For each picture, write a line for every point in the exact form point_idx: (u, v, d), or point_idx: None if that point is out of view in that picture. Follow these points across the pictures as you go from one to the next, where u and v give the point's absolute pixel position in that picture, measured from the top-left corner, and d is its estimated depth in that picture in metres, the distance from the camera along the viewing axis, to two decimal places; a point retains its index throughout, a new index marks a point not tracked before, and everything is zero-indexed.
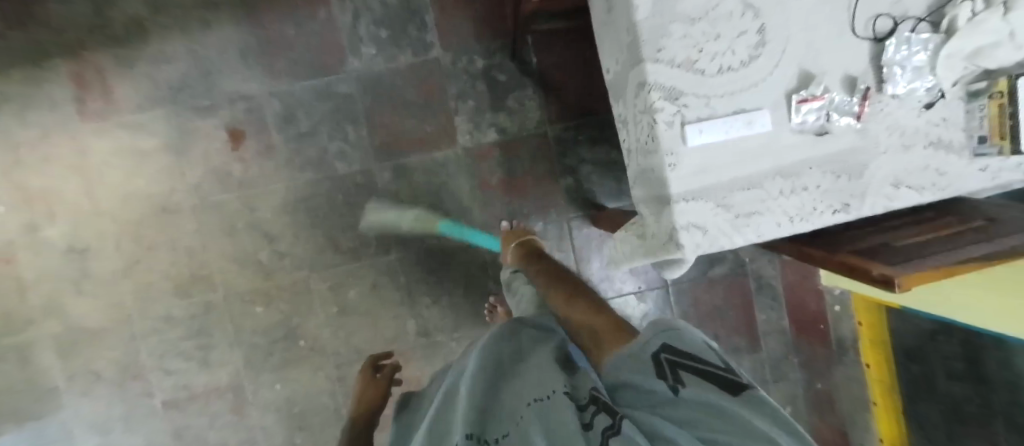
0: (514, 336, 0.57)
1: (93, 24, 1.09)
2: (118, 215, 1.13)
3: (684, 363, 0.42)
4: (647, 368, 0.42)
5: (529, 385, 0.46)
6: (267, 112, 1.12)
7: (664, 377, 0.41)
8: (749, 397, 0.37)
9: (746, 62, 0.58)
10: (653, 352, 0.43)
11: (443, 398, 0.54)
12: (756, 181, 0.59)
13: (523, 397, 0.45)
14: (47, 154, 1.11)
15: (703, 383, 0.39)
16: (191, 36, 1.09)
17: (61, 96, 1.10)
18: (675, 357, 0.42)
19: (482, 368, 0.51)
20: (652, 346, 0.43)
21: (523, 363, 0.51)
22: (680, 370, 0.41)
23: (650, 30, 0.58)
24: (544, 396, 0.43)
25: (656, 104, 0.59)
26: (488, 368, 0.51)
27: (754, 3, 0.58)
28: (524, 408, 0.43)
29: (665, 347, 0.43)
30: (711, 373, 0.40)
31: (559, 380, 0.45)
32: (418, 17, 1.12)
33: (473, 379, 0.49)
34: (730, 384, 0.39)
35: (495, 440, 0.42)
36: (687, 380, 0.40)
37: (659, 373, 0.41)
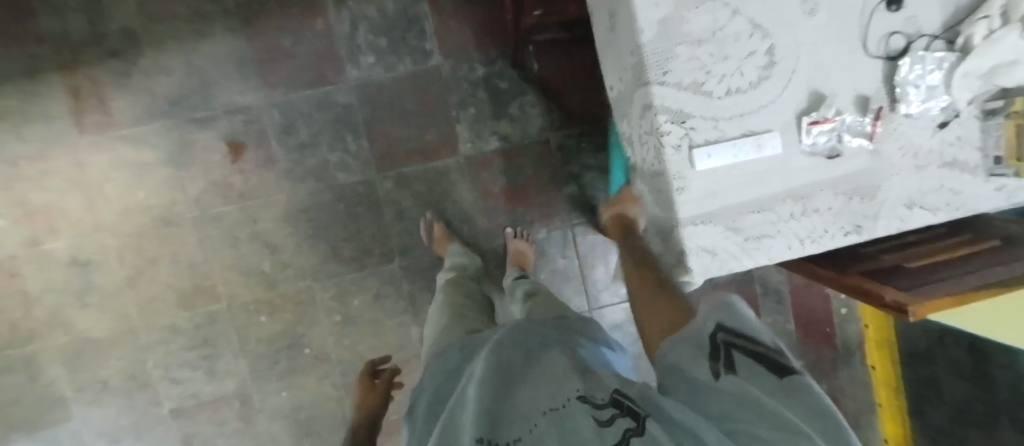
0: (529, 341, 0.57)
1: (88, 37, 1.07)
2: (119, 227, 1.12)
3: (736, 345, 0.42)
4: (697, 347, 0.42)
5: (543, 390, 0.46)
6: (266, 122, 1.11)
7: (715, 357, 0.41)
8: (794, 390, 0.37)
9: (756, 83, 0.57)
10: (708, 333, 0.43)
11: (452, 401, 0.52)
12: (767, 204, 0.59)
13: (538, 401, 0.45)
14: (45, 168, 1.10)
15: (753, 364, 0.40)
16: (188, 48, 1.08)
17: (57, 109, 1.09)
18: (728, 339, 0.42)
19: (493, 373, 0.50)
20: (709, 325, 0.44)
21: (536, 365, 0.52)
22: (731, 352, 0.41)
23: (656, 52, 0.57)
24: (560, 404, 0.43)
25: (663, 128, 0.58)
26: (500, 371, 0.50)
27: (762, 24, 0.56)
28: (538, 416, 0.42)
29: (719, 328, 0.43)
30: (764, 358, 0.40)
31: (573, 385, 0.45)
32: (417, 25, 1.10)
33: (477, 377, 0.50)
34: (779, 371, 0.39)
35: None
36: (740, 362, 0.40)
37: (711, 352, 0.42)
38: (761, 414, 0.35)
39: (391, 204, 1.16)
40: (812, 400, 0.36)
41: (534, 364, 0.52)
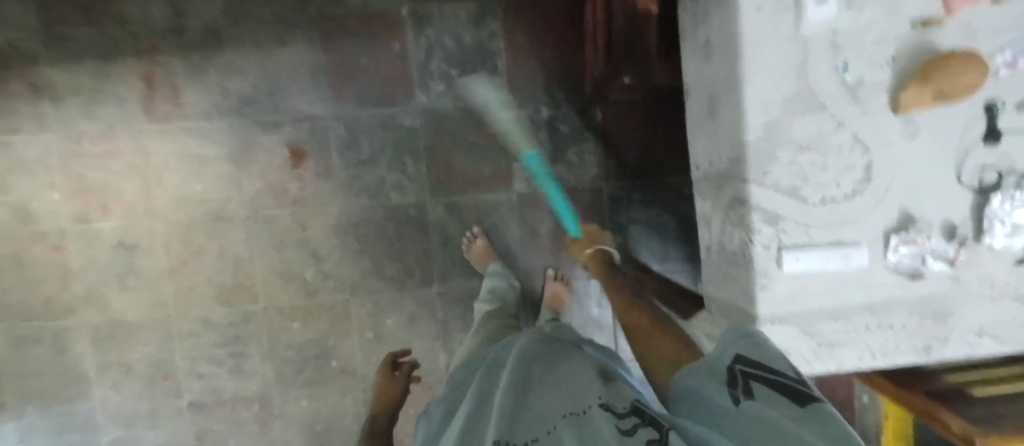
0: (553, 347, 0.59)
1: (169, 28, 1.08)
2: (171, 217, 1.14)
3: (757, 375, 0.46)
4: (717, 375, 0.47)
5: (563, 392, 0.49)
6: (330, 135, 1.12)
7: (734, 384, 0.45)
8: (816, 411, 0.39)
9: (849, 195, 0.59)
10: (728, 365, 0.48)
11: (479, 396, 0.55)
12: (845, 313, 0.61)
13: (558, 405, 0.47)
14: (107, 149, 1.11)
15: (770, 389, 0.43)
16: (266, 52, 1.09)
17: (129, 94, 1.10)
18: (747, 368, 0.46)
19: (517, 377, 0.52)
20: (730, 359, 0.48)
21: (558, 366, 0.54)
22: (750, 381, 0.45)
23: (759, 154, 0.59)
24: (581, 409, 0.45)
25: (755, 226, 0.60)
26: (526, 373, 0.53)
27: (865, 139, 0.58)
28: (559, 418, 0.45)
29: (741, 361, 0.47)
30: (780, 384, 0.43)
31: (594, 391, 0.48)
32: (490, 61, 1.11)
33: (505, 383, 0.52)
34: (802, 398, 0.41)
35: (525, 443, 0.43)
36: (760, 389, 0.43)
37: (732, 381, 0.46)
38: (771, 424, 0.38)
39: (439, 230, 1.17)
40: (827, 420, 0.38)
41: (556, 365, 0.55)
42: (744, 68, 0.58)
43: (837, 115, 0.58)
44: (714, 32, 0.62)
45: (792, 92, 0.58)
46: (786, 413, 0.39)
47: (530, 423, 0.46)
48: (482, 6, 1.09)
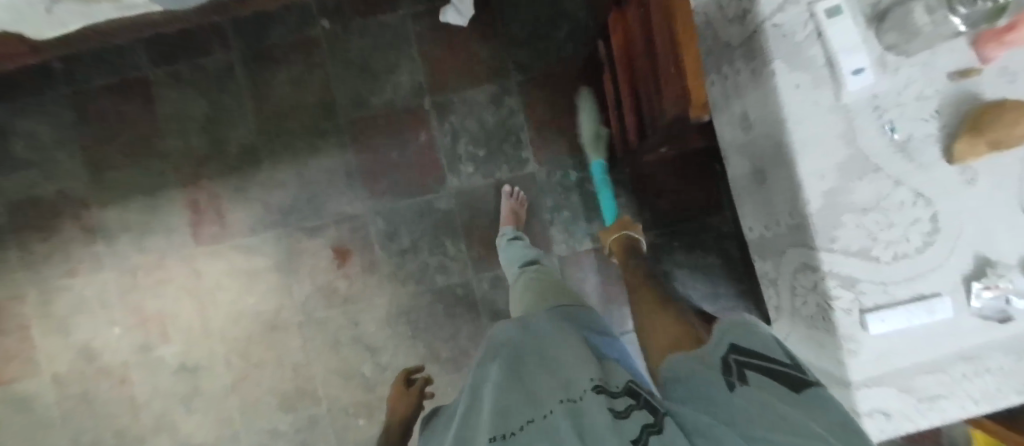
0: (541, 335, 0.60)
1: (209, 154, 1.14)
2: (228, 333, 1.16)
3: (751, 362, 0.48)
4: (714, 367, 0.49)
5: (558, 377, 0.50)
6: (370, 230, 1.15)
7: (729, 373, 0.48)
8: (810, 396, 0.44)
9: (920, 248, 0.59)
10: (723, 355, 0.50)
11: (471, 385, 0.58)
12: (939, 365, 0.60)
13: (550, 391, 0.49)
14: (160, 278, 1.14)
15: (768, 381, 0.46)
16: (301, 162, 1.14)
17: (177, 221, 1.14)
18: (742, 358, 0.49)
19: (500, 368, 0.54)
20: (722, 349, 0.51)
21: (540, 357, 0.56)
22: (745, 370, 0.48)
23: (823, 221, 0.59)
24: (576, 396, 0.47)
25: (832, 292, 0.60)
26: (505, 367, 0.55)
27: (925, 192, 0.59)
28: (553, 404, 0.46)
29: (733, 348, 0.50)
30: (777, 372, 0.47)
31: (587, 374, 0.49)
32: (513, 136, 1.14)
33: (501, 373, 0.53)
34: (798, 385, 0.45)
35: (520, 429, 0.46)
36: (754, 377, 0.47)
37: (726, 372, 0.48)
38: (783, 421, 0.41)
39: (488, 306, 1.16)
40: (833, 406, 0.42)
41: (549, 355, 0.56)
42: (792, 140, 0.60)
43: (893, 173, 0.59)
44: (751, 106, 0.65)
45: (845, 158, 0.59)
46: (796, 402, 0.43)
47: (519, 410, 0.48)
48: (499, 85, 1.14)
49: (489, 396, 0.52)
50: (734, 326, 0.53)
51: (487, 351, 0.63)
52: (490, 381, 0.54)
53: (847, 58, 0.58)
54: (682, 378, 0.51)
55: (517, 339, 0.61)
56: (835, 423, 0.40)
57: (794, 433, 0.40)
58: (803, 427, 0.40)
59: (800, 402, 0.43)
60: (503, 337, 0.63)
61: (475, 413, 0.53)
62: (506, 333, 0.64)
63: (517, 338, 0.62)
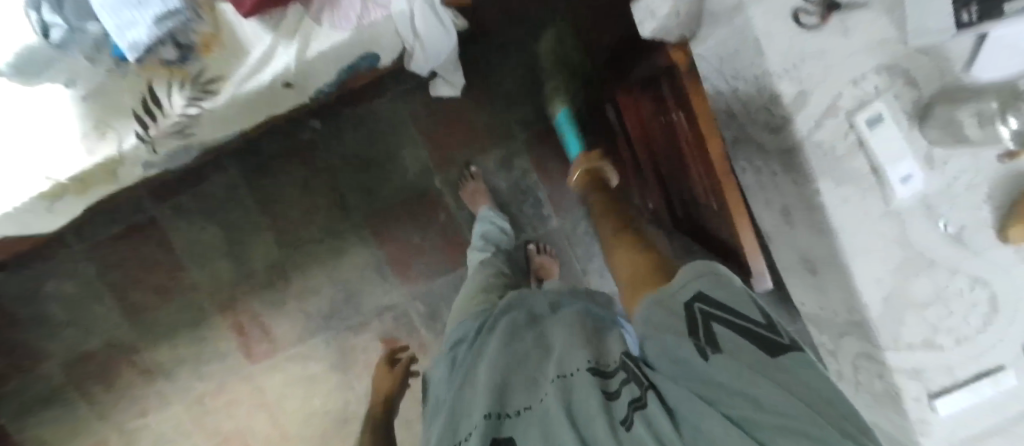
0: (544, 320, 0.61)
1: (237, 277, 1.13)
2: (303, 436, 1.20)
3: (719, 315, 0.43)
4: (675, 320, 0.44)
5: (551, 358, 0.49)
6: (412, 314, 1.16)
7: (697, 332, 0.42)
8: (789, 364, 0.38)
9: (982, 328, 0.60)
10: (688, 303, 0.44)
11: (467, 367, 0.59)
12: (1008, 427, 0.63)
13: (545, 370, 0.48)
14: (228, 399, 1.19)
15: (740, 340, 0.41)
16: (328, 265, 1.14)
17: (227, 346, 1.16)
18: (709, 309, 0.43)
19: (497, 351, 0.55)
20: (688, 297, 0.44)
21: (535, 343, 0.55)
22: (714, 325, 0.42)
23: (885, 321, 0.60)
24: (568, 372, 0.45)
25: (902, 384, 0.61)
26: (503, 352, 0.55)
27: (981, 276, 0.59)
28: (547, 386, 0.45)
29: (698, 298, 0.44)
30: (753, 333, 0.41)
31: (580, 354, 0.47)
32: (531, 196, 1.13)
33: (496, 357, 0.54)
34: (770, 347, 0.40)
35: (516, 413, 0.45)
36: (722, 331, 0.41)
37: (694, 328, 0.43)
38: (765, 386, 0.36)
39: None
40: (822, 383, 0.37)
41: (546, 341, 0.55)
42: (847, 252, 0.59)
43: (949, 264, 0.59)
44: (793, 209, 0.64)
45: (900, 259, 0.59)
46: (774, 369, 0.38)
47: (511, 396, 0.48)
48: (505, 148, 1.11)
49: (484, 374, 0.52)
50: (705, 272, 0.46)
51: (487, 333, 0.64)
52: (487, 361, 0.54)
53: (894, 167, 0.56)
54: (647, 330, 0.45)
55: (521, 326, 0.61)
56: (812, 389, 0.37)
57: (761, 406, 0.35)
58: (775, 401, 0.35)
59: (779, 367, 0.38)
60: (509, 321, 0.63)
61: (470, 390, 0.52)
62: (508, 318, 0.65)
63: (519, 327, 0.61)
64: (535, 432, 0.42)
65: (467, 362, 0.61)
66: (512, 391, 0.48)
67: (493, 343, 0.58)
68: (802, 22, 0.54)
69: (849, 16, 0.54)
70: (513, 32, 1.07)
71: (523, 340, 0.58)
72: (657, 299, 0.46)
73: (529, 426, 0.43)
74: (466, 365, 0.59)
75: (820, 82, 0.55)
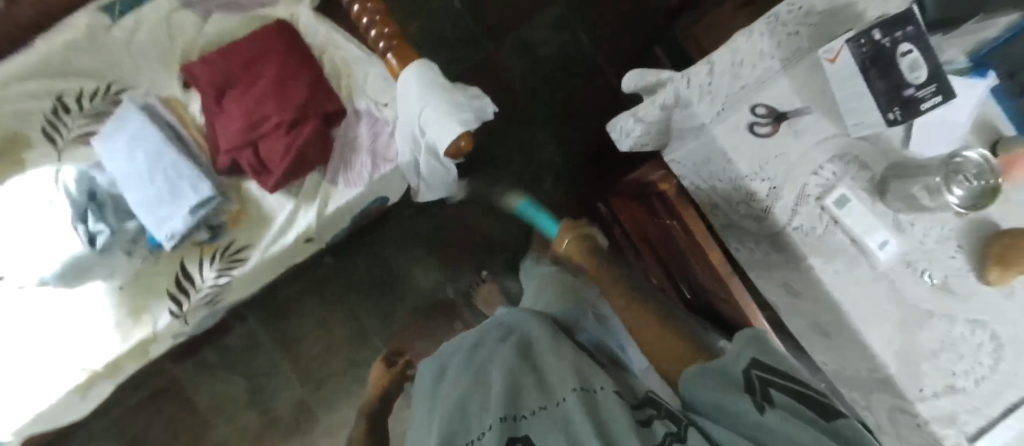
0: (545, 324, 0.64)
1: (262, 427, 1.12)
2: None
3: (773, 378, 0.54)
4: (736, 378, 0.55)
5: (565, 367, 0.54)
6: None
7: (757, 392, 0.53)
8: (841, 429, 0.49)
9: (994, 366, 0.65)
10: (744, 368, 0.56)
11: (473, 352, 0.61)
12: None
13: (561, 381, 0.52)
14: None
15: (792, 403, 0.52)
16: (353, 397, 1.14)
17: None
18: (763, 372, 0.55)
19: (513, 350, 0.58)
20: (744, 363, 0.57)
21: (547, 351, 0.57)
22: (771, 387, 0.53)
23: (906, 375, 0.64)
24: (593, 388, 0.51)
25: (942, 434, 0.63)
26: (514, 352, 0.58)
27: (977, 318, 0.65)
28: (569, 392, 0.50)
29: (756, 364, 0.56)
30: (804, 399, 0.53)
31: (602, 377, 0.53)
32: None
33: (512, 356, 0.57)
34: (826, 412, 0.51)
35: (531, 412, 0.49)
36: (778, 394, 0.53)
37: (752, 388, 0.54)
38: (815, 434, 0.47)
39: None
40: (860, 441, 0.49)
41: (558, 348, 0.58)
42: (852, 315, 0.64)
43: (946, 312, 0.65)
44: (793, 284, 0.69)
45: (901, 314, 0.64)
46: (825, 429, 0.49)
47: (524, 398, 0.51)
48: (507, 252, 1.18)
49: (499, 373, 0.55)
50: (756, 345, 0.58)
51: (489, 331, 0.66)
52: (499, 358, 0.57)
53: (870, 236, 0.63)
54: (704, 383, 0.56)
55: (529, 326, 0.64)
56: None
57: None
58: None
59: (829, 430, 0.49)
60: (515, 320, 0.66)
61: (479, 384, 0.55)
62: (515, 313, 0.68)
63: (529, 325, 0.64)
64: (560, 436, 0.46)
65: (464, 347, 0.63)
66: (523, 393, 0.52)
67: (500, 343, 0.61)
68: (757, 131, 0.64)
69: (795, 120, 0.64)
70: (500, 149, 1.16)
71: (532, 345, 0.60)
72: (716, 363, 0.58)
73: (549, 427, 0.48)
74: (468, 351, 0.62)
75: (786, 175, 0.64)
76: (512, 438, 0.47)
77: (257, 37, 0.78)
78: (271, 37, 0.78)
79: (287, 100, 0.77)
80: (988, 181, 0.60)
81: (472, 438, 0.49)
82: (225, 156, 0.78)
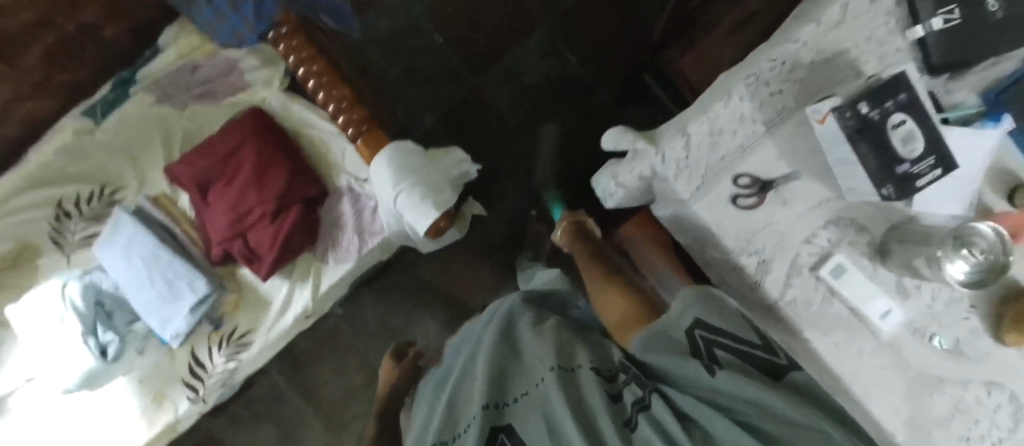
0: (534, 313, 0.72)
1: None
2: None
3: (719, 336, 0.54)
4: (682, 341, 0.56)
5: (544, 353, 0.60)
6: None
7: (701, 354, 0.53)
8: (791, 383, 0.50)
9: (1013, 427, 0.61)
10: (690, 328, 0.56)
11: (472, 348, 0.70)
12: None
13: (541, 364, 0.59)
14: None
15: (740, 361, 0.52)
16: None
17: None
18: (708, 331, 0.55)
19: (498, 341, 0.66)
20: (689, 322, 0.56)
21: (534, 340, 0.64)
22: (715, 347, 0.54)
23: (917, 445, 0.62)
24: (570, 368, 0.57)
25: None
26: (502, 347, 0.65)
27: (994, 380, 0.61)
28: (546, 373, 0.56)
29: (698, 323, 0.56)
30: (753, 355, 0.53)
31: (583, 356, 0.59)
32: None
33: (497, 346, 0.65)
34: (773, 370, 0.51)
35: (516, 399, 0.57)
36: (724, 356, 0.53)
37: (696, 348, 0.54)
38: (765, 392, 0.47)
39: None
40: (810, 389, 0.49)
41: (544, 332, 0.65)
42: (855, 387, 0.62)
43: (959, 378, 0.61)
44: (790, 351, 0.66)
45: (909, 383, 0.60)
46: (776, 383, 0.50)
47: (509, 387, 0.59)
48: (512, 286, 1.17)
49: (488, 365, 0.62)
50: (701, 296, 0.58)
51: (487, 322, 0.74)
52: (486, 349, 0.65)
53: (871, 307, 0.59)
54: (653, 348, 0.56)
55: (519, 318, 0.71)
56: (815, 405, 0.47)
57: (765, 410, 0.46)
58: (778, 408, 0.46)
59: (781, 385, 0.50)
60: (510, 312, 0.73)
61: (469, 379, 0.63)
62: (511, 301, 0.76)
63: (523, 314, 0.71)
64: (537, 421, 0.53)
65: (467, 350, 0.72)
66: (510, 382, 0.60)
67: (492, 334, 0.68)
68: (740, 204, 0.60)
69: (785, 189, 0.60)
70: (497, 184, 1.13)
71: (519, 332, 0.68)
72: (665, 326, 0.58)
73: (531, 409, 0.54)
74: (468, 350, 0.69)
75: (775, 248, 0.60)
76: (495, 426, 0.55)
77: (233, 131, 0.84)
78: (244, 127, 0.84)
79: (267, 191, 0.82)
80: (1001, 258, 0.51)
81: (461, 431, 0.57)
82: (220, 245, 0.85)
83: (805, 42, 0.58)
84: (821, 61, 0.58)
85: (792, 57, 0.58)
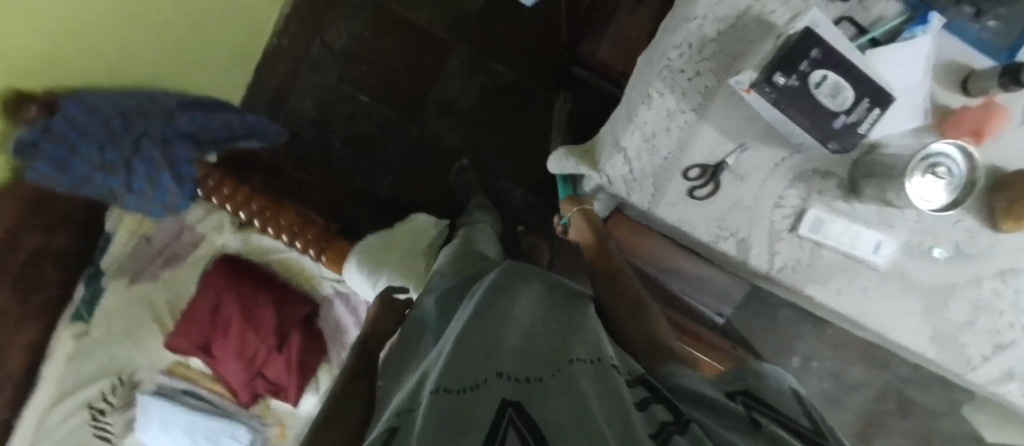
0: (533, 282, 0.66)
1: None
2: None
3: (764, 407, 0.49)
4: (722, 397, 0.49)
5: (575, 340, 0.53)
6: None
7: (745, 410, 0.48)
8: None
9: None
10: (736, 396, 0.51)
11: (447, 346, 0.50)
12: None
13: (570, 352, 0.50)
14: None
15: (784, 427, 0.47)
16: None
17: None
18: (753, 399, 0.50)
19: (495, 327, 0.52)
20: (738, 392, 0.51)
21: (563, 329, 0.56)
22: (757, 411, 0.48)
23: (946, 355, 0.60)
24: (590, 360, 0.48)
25: (1004, 391, 0.60)
26: (517, 332, 0.52)
27: (1007, 268, 0.57)
28: (565, 365, 0.46)
29: (744, 392, 0.51)
30: (806, 437, 0.46)
31: (607, 351, 0.51)
32: None
33: (495, 335, 0.51)
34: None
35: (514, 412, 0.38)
36: (766, 419, 0.47)
37: (735, 406, 0.48)
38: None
39: None
40: None
41: (573, 331, 0.55)
42: (868, 323, 0.60)
43: (969, 279, 0.58)
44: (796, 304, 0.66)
45: (920, 301, 0.59)
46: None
47: (504, 405, 0.39)
48: None
49: (510, 342, 0.50)
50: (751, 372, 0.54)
51: (473, 284, 0.67)
52: (498, 306, 0.57)
53: (860, 245, 0.57)
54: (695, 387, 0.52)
55: (532, 291, 0.64)
56: None
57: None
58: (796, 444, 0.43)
59: None
60: (508, 269, 0.67)
61: (461, 361, 0.45)
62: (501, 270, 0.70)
63: (540, 319, 0.58)
64: (564, 400, 0.39)
65: (466, 316, 0.56)
66: (516, 366, 0.46)
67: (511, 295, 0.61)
68: (698, 196, 0.58)
69: (735, 163, 0.57)
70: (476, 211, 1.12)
71: (518, 301, 0.60)
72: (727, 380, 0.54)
73: (570, 381, 0.43)
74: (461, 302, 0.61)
75: (749, 225, 0.58)
76: (504, 399, 0.40)
77: (208, 285, 0.92)
78: (218, 277, 0.92)
79: (264, 326, 0.90)
80: (963, 177, 0.52)
81: (469, 387, 0.42)
82: (244, 386, 0.92)
83: (705, 14, 0.55)
84: (727, 25, 0.56)
85: (696, 34, 0.56)
